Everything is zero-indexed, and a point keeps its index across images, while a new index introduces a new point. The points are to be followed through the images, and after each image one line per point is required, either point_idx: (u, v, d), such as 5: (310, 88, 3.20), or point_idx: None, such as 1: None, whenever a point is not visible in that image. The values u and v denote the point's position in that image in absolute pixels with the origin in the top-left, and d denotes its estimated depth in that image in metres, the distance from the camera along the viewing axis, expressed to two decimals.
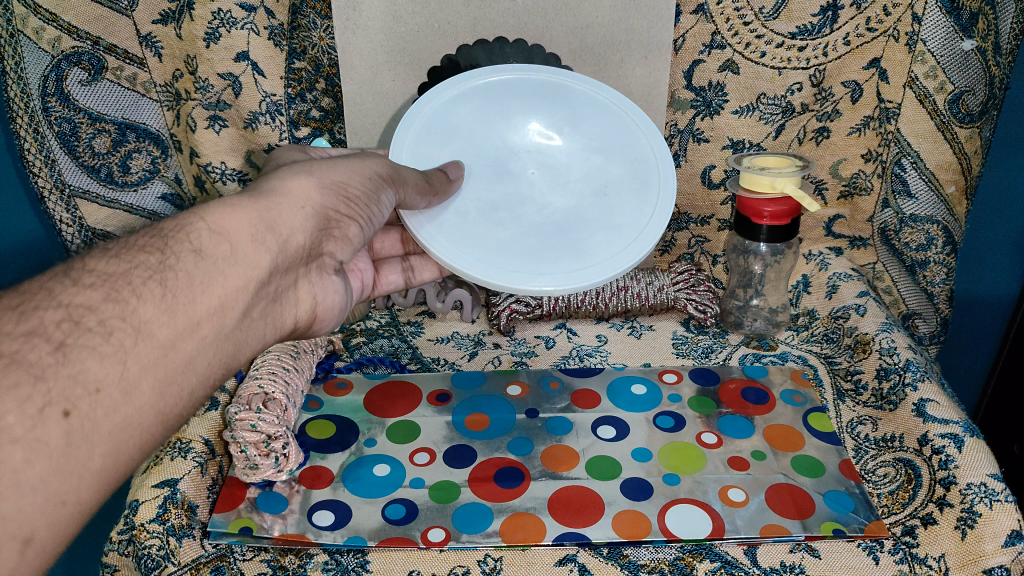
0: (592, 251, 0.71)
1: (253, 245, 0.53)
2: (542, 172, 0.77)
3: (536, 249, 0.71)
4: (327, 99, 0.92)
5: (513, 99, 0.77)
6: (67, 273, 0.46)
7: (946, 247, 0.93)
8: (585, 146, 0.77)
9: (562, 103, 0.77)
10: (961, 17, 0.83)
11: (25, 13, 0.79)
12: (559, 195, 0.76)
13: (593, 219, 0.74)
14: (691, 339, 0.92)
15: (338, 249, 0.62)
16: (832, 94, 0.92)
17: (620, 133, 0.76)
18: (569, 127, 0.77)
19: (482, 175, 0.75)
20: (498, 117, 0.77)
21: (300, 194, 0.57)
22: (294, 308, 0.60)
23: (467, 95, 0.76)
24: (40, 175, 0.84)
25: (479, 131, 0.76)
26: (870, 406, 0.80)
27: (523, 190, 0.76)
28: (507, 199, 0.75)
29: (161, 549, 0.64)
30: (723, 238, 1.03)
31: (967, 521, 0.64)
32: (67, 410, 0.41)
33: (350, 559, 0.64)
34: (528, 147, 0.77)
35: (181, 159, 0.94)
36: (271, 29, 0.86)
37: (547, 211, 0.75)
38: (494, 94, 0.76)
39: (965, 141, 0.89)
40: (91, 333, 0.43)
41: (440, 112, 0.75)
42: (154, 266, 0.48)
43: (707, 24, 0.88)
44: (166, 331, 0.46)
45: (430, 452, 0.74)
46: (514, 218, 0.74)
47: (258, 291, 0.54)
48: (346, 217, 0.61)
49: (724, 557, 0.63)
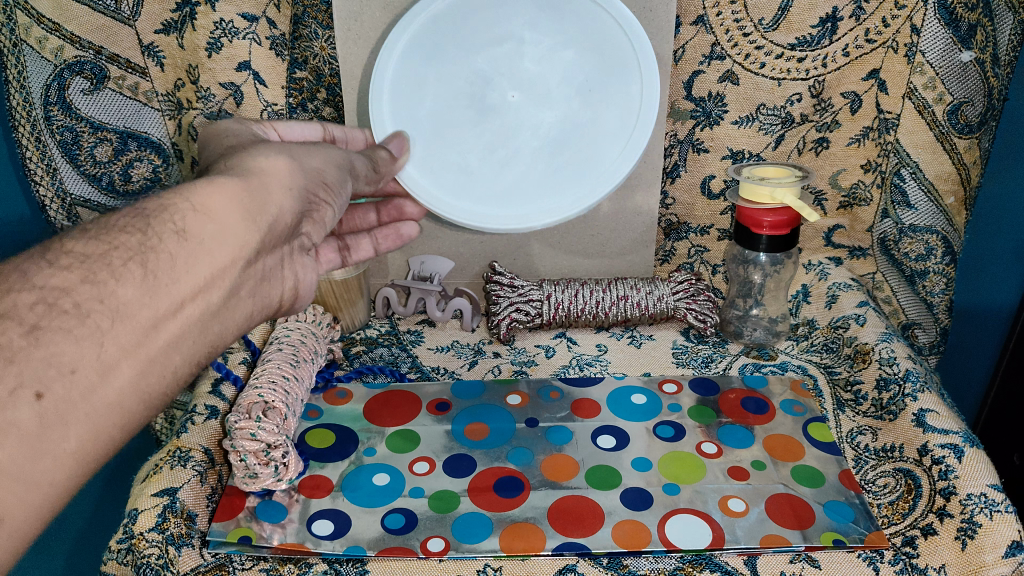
0: (602, 166, 0.75)
1: (244, 223, 0.49)
2: (523, 92, 0.74)
3: (546, 183, 0.75)
4: (328, 108, 0.93)
5: (465, 16, 0.72)
6: (43, 254, 0.41)
7: (945, 257, 0.94)
8: (555, 45, 0.73)
9: (514, 6, 0.72)
10: (959, 28, 0.83)
11: (28, 23, 0.80)
12: (547, 108, 0.74)
13: (592, 127, 0.74)
14: (691, 348, 0.92)
15: (315, 229, 0.60)
16: (832, 104, 0.92)
17: (587, 25, 0.72)
18: (531, 28, 0.72)
19: (464, 113, 0.74)
20: (454, 48, 0.73)
21: (282, 174, 0.54)
22: (281, 287, 0.58)
23: (421, 37, 0.72)
24: (41, 184, 0.85)
25: (444, 72, 0.73)
26: (870, 416, 0.79)
27: (510, 118, 0.75)
28: (503, 134, 0.75)
29: (161, 558, 0.64)
30: (723, 247, 1.03)
31: (966, 532, 0.64)
32: (40, 393, 0.37)
33: (350, 568, 0.64)
34: (498, 68, 0.74)
35: (182, 168, 0.93)
36: (273, 39, 0.86)
37: (545, 132, 0.75)
38: (444, 18, 0.72)
39: (964, 152, 0.89)
40: (66, 316, 0.39)
41: (403, 68, 0.73)
42: (135, 247, 0.43)
43: (706, 36, 0.88)
44: (148, 313, 0.42)
45: (430, 461, 0.74)
46: (514, 152, 0.75)
47: (245, 271, 0.51)
48: (323, 201, 0.58)
49: (724, 567, 0.63)
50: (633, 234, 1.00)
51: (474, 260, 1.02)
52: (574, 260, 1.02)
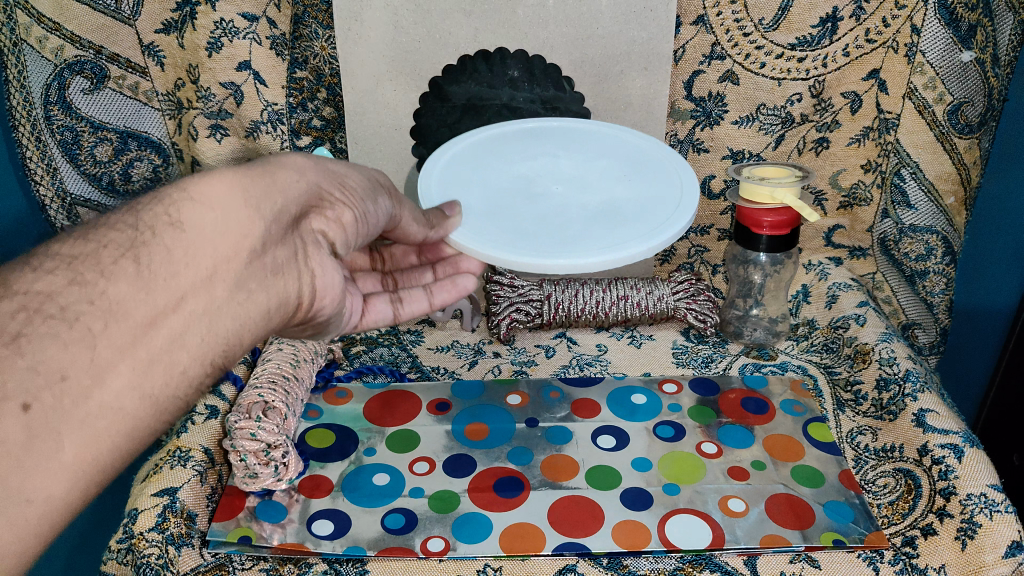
0: (665, 219, 0.65)
1: (247, 213, 0.49)
2: (567, 183, 0.70)
3: (613, 229, 0.64)
4: (328, 108, 0.92)
5: (502, 151, 0.75)
6: (28, 261, 0.44)
7: (945, 257, 0.94)
8: (592, 157, 0.74)
9: (544, 137, 0.78)
10: (960, 28, 0.83)
11: (28, 23, 0.80)
12: (593, 192, 0.69)
13: (646, 201, 0.68)
14: (691, 348, 0.92)
15: (332, 232, 0.58)
16: (832, 104, 0.92)
17: (615, 138, 0.77)
18: (564, 151, 0.75)
19: (509, 197, 0.69)
20: (494, 164, 0.73)
21: (297, 168, 0.56)
22: (297, 282, 0.55)
23: (461, 161, 0.74)
24: (41, 184, 0.85)
25: (485, 175, 0.72)
26: (870, 416, 0.79)
27: (560, 199, 0.68)
28: (553, 207, 0.67)
29: (160, 558, 0.64)
30: (723, 247, 1.04)
31: (966, 532, 0.64)
32: (27, 404, 0.39)
33: (350, 568, 0.64)
34: (538, 170, 0.72)
35: (182, 168, 0.94)
36: (274, 38, 0.86)
37: (596, 206, 0.67)
38: (482, 151, 0.75)
39: (965, 153, 0.89)
40: (55, 320, 0.42)
41: (447, 175, 0.72)
42: (126, 244, 0.45)
43: (707, 36, 0.88)
44: (143, 310, 0.44)
45: (430, 461, 0.74)
46: (567, 216, 0.66)
47: (252, 260, 0.50)
48: (340, 200, 0.58)
49: (724, 567, 0.63)
50: None
51: None
52: None
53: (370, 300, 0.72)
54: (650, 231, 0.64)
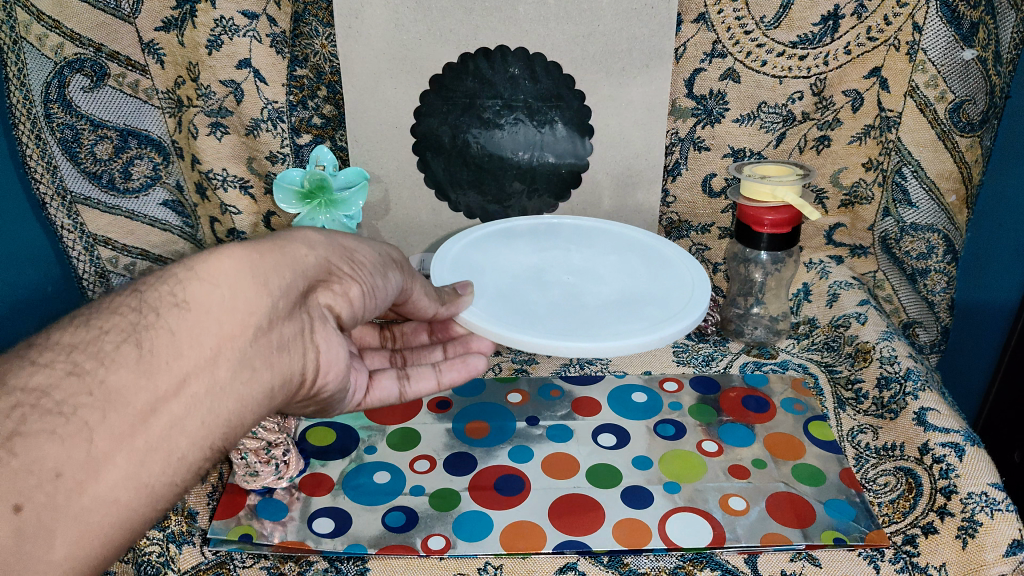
0: (669, 311, 0.72)
1: (254, 290, 0.52)
2: (576, 277, 0.79)
3: (620, 316, 0.72)
4: (328, 106, 0.92)
5: (516, 246, 0.84)
6: (30, 353, 0.46)
7: (946, 255, 0.95)
8: (598, 254, 0.83)
9: (554, 235, 0.87)
10: (961, 26, 0.83)
11: (28, 20, 0.80)
12: (602, 286, 0.77)
13: (651, 293, 0.76)
14: (691, 347, 0.92)
15: (339, 305, 0.61)
16: (833, 102, 0.91)
17: (622, 237, 0.87)
18: (573, 247, 0.84)
19: (523, 286, 0.77)
20: (509, 257, 0.82)
21: (308, 243, 0.59)
22: (302, 357, 0.57)
23: (478, 250, 0.83)
24: (42, 182, 0.85)
25: (501, 264, 0.80)
26: (870, 414, 0.79)
27: (570, 290, 0.76)
28: (564, 298, 0.75)
29: (161, 556, 0.65)
30: (723, 246, 1.03)
31: (967, 530, 0.64)
32: (19, 505, 0.41)
33: (351, 566, 0.64)
34: (550, 265, 0.81)
35: (182, 166, 0.94)
36: (274, 36, 0.86)
37: (603, 297, 0.75)
38: (498, 246, 0.84)
39: (965, 150, 0.89)
40: (52, 415, 0.43)
41: (464, 260, 0.81)
42: (128, 328, 0.48)
43: (708, 33, 0.88)
44: (143, 397, 0.46)
45: (430, 460, 0.74)
46: (578, 307, 0.73)
47: (258, 337, 0.52)
48: (347, 275, 0.62)
49: (725, 565, 0.63)
50: None
51: None
52: None
53: (376, 375, 0.74)
54: (658, 318, 0.71)
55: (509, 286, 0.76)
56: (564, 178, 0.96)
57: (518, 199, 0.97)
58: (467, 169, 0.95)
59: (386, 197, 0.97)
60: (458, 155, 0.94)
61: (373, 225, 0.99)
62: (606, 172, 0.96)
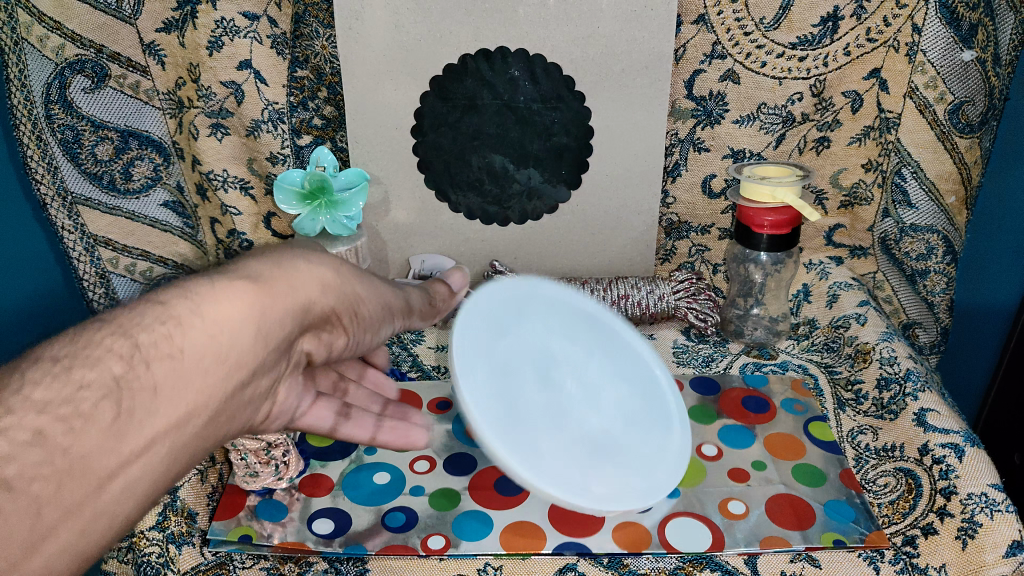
0: (660, 472, 0.59)
1: (250, 343, 0.45)
2: (605, 360, 0.65)
3: (620, 432, 0.60)
4: (329, 107, 0.93)
5: (551, 314, 0.65)
6: None
7: (946, 256, 0.94)
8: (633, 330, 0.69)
9: (597, 337, 0.66)
10: (961, 28, 0.83)
11: (29, 22, 0.79)
12: (623, 381, 0.65)
13: (660, 434, 0.63)
14: (691, 348, 0.92)
15: (318, 352, 0.55)
16: (833, 103, 0.92)
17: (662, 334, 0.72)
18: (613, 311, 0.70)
19: (525, 373, 0.59)
20: (534, 326, 0.63)
21: (303, 286, 0.50)
22: (254, 412, 0.51)
23: (508, 304, 0.62)
24: (43, 183, 0.85)
25: (522, 338, 0.61)
26: (870, 415, 0.79)
27: (582, 375, 0.62)
28: (568, 399, 0.60)
29: (161, 557, 0.65)
30: (723, 247, 1.03)
31: (967, 531, 0.64)
32: None
33: (350, 566, 0.64)
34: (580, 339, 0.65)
35: (182, 167, 0.94)
36: (274, 37, 0.86)
37: (617, 397, 0.63)
38: (530, 307, 0.64)
39: (965, 152, 0.89)
40: None
41: (491, 314, 0.60)
42: None
43: (708, 35, 0.88)
44: None
45: (431, 461, 0.74)
46: (580, 397, 0.61)
47: (229, 395, 0.46)
48: (342, 329, 0.55)
49: (724, 567, 0.63)
50: (633, 233, 0.99)
51: (474, 259, 1.01)
52: (574, 258, 1.01)
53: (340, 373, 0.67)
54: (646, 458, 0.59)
55: (507, 364, 0.58)
56: (564, 179, 0.96)
57: (518, 201, 0.97)
58: (467, 170, 0.95)
59: (386, 198, 0.97)
60: (458, 156, 0.94)
61: (373, 226, 0.99)
62: (606, 173, 0.96)
